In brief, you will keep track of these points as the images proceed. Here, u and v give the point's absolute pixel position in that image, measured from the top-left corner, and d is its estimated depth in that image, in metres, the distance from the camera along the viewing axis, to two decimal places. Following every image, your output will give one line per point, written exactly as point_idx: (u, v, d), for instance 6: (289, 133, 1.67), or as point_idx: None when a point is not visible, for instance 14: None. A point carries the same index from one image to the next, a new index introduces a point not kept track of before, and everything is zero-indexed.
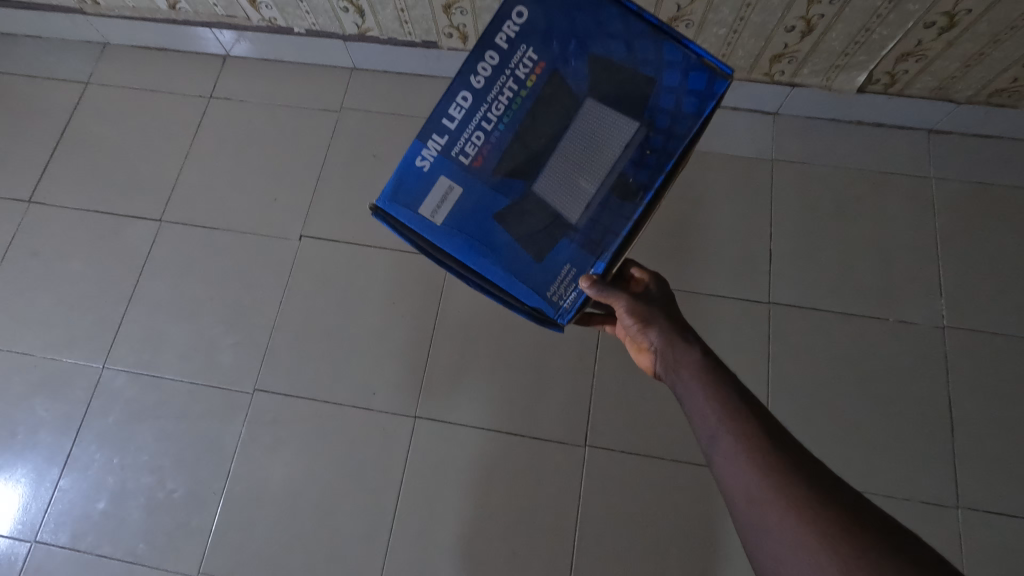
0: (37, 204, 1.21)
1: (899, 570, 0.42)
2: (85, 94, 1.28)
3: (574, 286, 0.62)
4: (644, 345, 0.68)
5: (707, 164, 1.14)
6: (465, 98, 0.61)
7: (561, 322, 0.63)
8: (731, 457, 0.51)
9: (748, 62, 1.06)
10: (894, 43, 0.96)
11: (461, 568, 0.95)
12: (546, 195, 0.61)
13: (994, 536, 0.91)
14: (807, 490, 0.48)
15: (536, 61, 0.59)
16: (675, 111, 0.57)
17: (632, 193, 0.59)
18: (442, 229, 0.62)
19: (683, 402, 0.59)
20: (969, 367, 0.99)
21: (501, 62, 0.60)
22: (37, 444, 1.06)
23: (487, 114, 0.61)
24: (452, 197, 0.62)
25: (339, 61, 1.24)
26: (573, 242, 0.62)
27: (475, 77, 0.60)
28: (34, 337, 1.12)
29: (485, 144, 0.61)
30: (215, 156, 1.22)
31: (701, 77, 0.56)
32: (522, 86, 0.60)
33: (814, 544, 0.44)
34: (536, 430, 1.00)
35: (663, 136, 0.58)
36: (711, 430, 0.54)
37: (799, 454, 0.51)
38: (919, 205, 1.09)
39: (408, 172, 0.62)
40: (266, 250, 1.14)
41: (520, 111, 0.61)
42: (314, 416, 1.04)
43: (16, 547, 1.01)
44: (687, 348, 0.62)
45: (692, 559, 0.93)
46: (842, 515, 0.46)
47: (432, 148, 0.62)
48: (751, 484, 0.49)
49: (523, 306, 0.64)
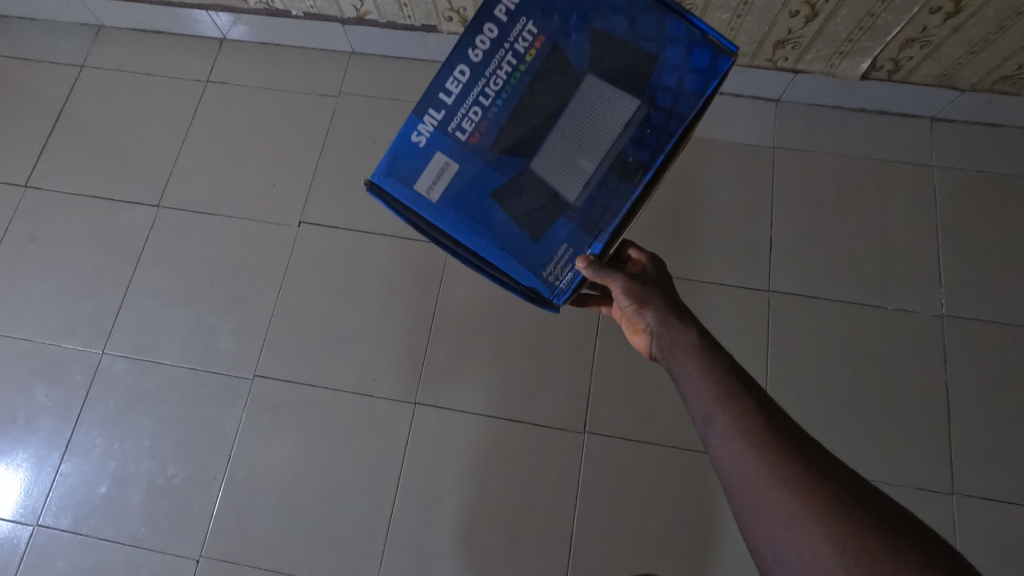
0: (33, 189, 1.20)
1: (892, 547, 0.43)
2: (80, 77, 1.27)
3: (571, 267, 0.61)
4: (639, 327, 0.67)
5: (708, 151, 1.13)
6: (463, 72, 0.60)
7: (557, 302, 0.62)
8: (727, 438, 0.52)
9: (751, 48, 1.05)
10: (899, 29, 0.95)
11: (461, 553, 0.96)
12: (544, 173, 0.61)
13: (987, 522, 0.92)
14: (803, 471, 0.48)
15: (535, 35, 0.59)
16: (677, 88, 0.57)
17: (631, 172, 0.59)
18: (437, 205, 0.62)
19: (679, 383, 0.59)
20: (967, 356, 1.00)
21: (501, 35, 0.59)
22: (38, 429, 1.06)
23: (485, 89, 0.60)
24: (448, 173, 0.62)
25: (337, 45, 1.23)
26: (571, 221, 0.61)
27: (473, 51, 0.60)
28: (33, 323, 1.11)
29: (482, 120, 0.61)
30: (213, 142, 1.21)
31: (704, 54, 0.55)
32: (522, 60, 0.59)
33: (809, 521, 0.45)
34: (536, 417, 1.01)
35: (664, 114, 0.57)
36: (707, 410, 0.54)
37: (794, 433, 0.51)
38: (921, 193, 1.09)
39: (403, 147, 0.62)
40: (264, 236, 1.13)
41: (519, 86, 0.60)
42: (314, 402, 1.04)
43: (18, 530, 1.01)
44: (684, 329, 0.61)
45: (689, 544, 0.94)
46: (837, 494, 0.46)
47: (429, 123, 0.61)
48: (748, 466, 0.50)
49: (518, 286, 0.63)
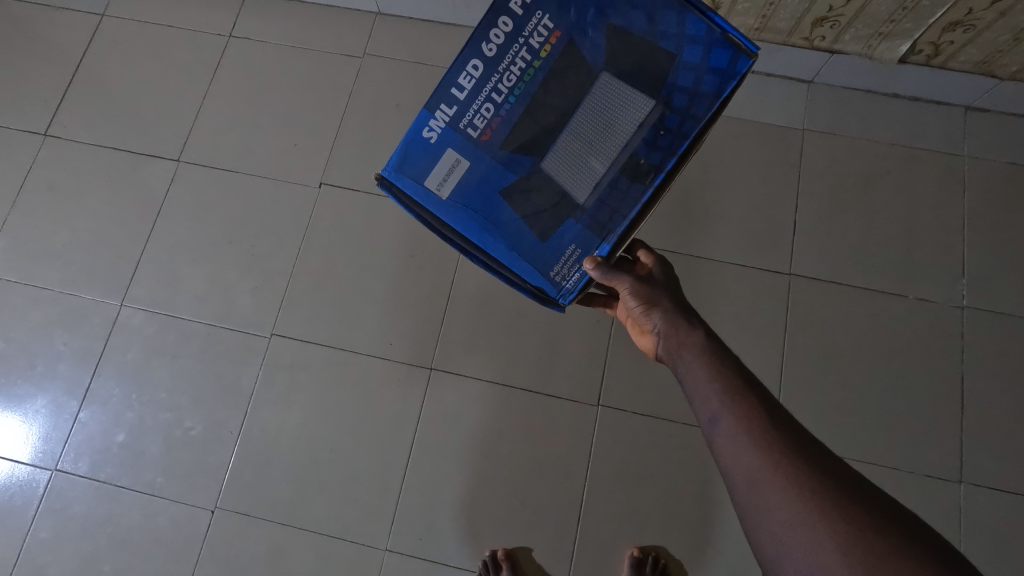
0: (53, 138, 1.19)
1: (894, 546, 0.43)
2: (101, 26, 1.25)
3: (578, 267, 0.61)
4: (646, 328, 0.68)
5: (735, 131, 1.12)
6: (476, 67, 0.59)
7: (563, 302, 0.62)
8: (732, 438, 0.52)
9: (789, 25, 1.02)
10: (944, 11, 0.92)
11: (469, 516, 0.98)
12: (555, 173, 0.60)
13: (993, 510, 0.93)
14: (808, 470, 0.48)
15: (551, 30, 0.57)
16: (694, 89, 0.55)
17: (642, 174, 0.58)
18: (447, 202, 0.62)
19: (685, 384, 0.59)
20: (984, 347, 1.00)
21: (515, 30, 0.57)
22: (57, 376, 1.07)
23: (498, 86, 0.59)
24: (459, 170, 0.61)
25: (363, 5, 1.20)
26: (579, 222, 0.60)
27: (487, 45, 0.58)
28: (53, 271, 1.12)
29: (494, 117, 0.60)
30: (234, 98, 1.19)
31: (724, 53, 0.53)
32: (536, 56, 0.58)
33: (814, 521, 0.45)
34: (550, 388, 1.01)
35: (679, 116, 0.56)
36: (713, 410, 0.54)
37: (799, 435, 0.51)
38: (948, 184, 1.07)
39: (414, 143, 0.61)
40: (284, 196, 1.13)
41: (532, 83, 0.58)
42: (331, 362, 1.05)
43: (37, 474, 1.03)
44: (691, 331, 0.61)
45: (696, 518, 0.96)
46: (842, 494, 0.46)
47: (441, 118, 0.60)
48: (751, 465, 0.49)
49: (525, 285, 0.63)
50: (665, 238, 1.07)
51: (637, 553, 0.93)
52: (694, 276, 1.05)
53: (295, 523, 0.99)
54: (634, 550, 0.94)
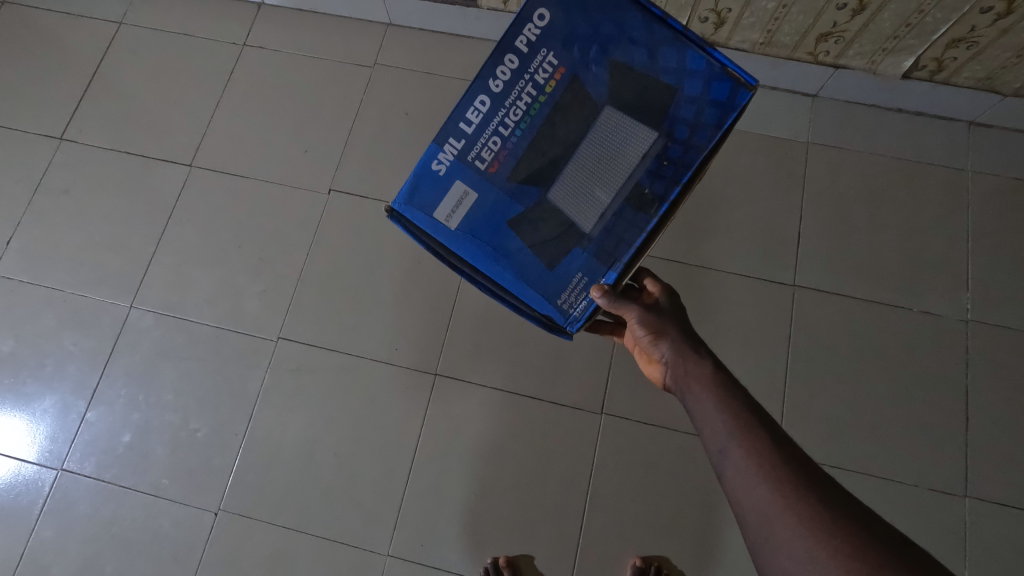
0: (69, 142, 1.21)
1: None
2: (119, 33, 1.27)
3: (585, 295, 0.61)
4: (654, 357, 0.68)
5: (740, 145, 1.13)
6: (483, 102, 0.60)
7: (571, 330, 0.62)
8: (743, 472, 0.52)
9: (794, 40, 1.04)
10: (947, 27, 0.93)
11: (470, 522, 0.98)
12: (562, 204, 0.61)
13: (998, 525, 0.93)
14: (819, 505, 0.48)
15: (556, 66, 0.59)
16: (695, 121, 0.56)
17: (647, 204, 0.59)
18: (455, 233, 0.63)
19: (694, 416, 0.59)
20: (988, 360, 1.00)
21: (521, 66, 0.59)
22: (65, 376, 1.08)
23: (505, 120, 0.60)
24: (467, 202, 0.62)
25: (375, 16, 1.22)
26: (586, 251, 0.61)
27: (494, 81, 0.60)
28: (65, 272, 1.13)
29: (501, 150, 0.61)
30: (247, 105, 1.21)
31: (724, 86, 0.54)
32: (541, 92, 0.59)
33: (827, 555, 0.45)
34: (554, 396, 1.02)
35: (681, 147, 0.57)
36: (722, 443, 0.54)
37: (809, 469, 0.51)
38: (952, 200, 1.08)
39: (423, 176, 0.62)
40: (294, 202, 1.14)
41: (538, 117, 0.60)
42: (337, 366, 1.06)
43: (42, 474, 1.04)
44: (699, 361, 0.62)
45: (698, 529, 0.95)
46: (854, 530, 0.46)
47: (449, 152, 0.62)
48: (762, 500, 0.50)
49: (533, 313, 0.63)
50: (670, 249, 1.08)
51: (639, 563, 0.93)
52: (698, 286, 1.06)
53: (297, 527, 0.99)
54: (635, 559, 0.93)
